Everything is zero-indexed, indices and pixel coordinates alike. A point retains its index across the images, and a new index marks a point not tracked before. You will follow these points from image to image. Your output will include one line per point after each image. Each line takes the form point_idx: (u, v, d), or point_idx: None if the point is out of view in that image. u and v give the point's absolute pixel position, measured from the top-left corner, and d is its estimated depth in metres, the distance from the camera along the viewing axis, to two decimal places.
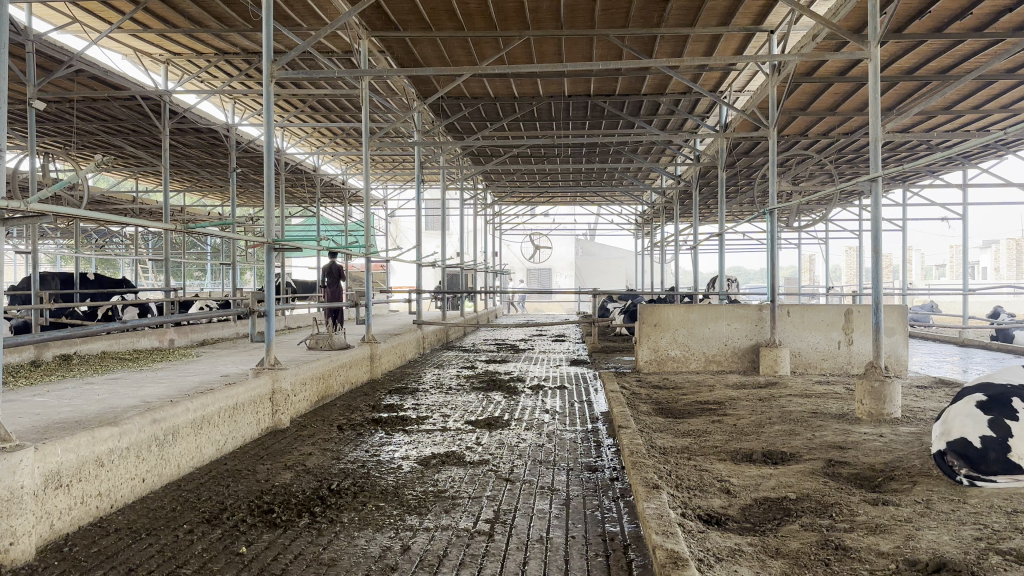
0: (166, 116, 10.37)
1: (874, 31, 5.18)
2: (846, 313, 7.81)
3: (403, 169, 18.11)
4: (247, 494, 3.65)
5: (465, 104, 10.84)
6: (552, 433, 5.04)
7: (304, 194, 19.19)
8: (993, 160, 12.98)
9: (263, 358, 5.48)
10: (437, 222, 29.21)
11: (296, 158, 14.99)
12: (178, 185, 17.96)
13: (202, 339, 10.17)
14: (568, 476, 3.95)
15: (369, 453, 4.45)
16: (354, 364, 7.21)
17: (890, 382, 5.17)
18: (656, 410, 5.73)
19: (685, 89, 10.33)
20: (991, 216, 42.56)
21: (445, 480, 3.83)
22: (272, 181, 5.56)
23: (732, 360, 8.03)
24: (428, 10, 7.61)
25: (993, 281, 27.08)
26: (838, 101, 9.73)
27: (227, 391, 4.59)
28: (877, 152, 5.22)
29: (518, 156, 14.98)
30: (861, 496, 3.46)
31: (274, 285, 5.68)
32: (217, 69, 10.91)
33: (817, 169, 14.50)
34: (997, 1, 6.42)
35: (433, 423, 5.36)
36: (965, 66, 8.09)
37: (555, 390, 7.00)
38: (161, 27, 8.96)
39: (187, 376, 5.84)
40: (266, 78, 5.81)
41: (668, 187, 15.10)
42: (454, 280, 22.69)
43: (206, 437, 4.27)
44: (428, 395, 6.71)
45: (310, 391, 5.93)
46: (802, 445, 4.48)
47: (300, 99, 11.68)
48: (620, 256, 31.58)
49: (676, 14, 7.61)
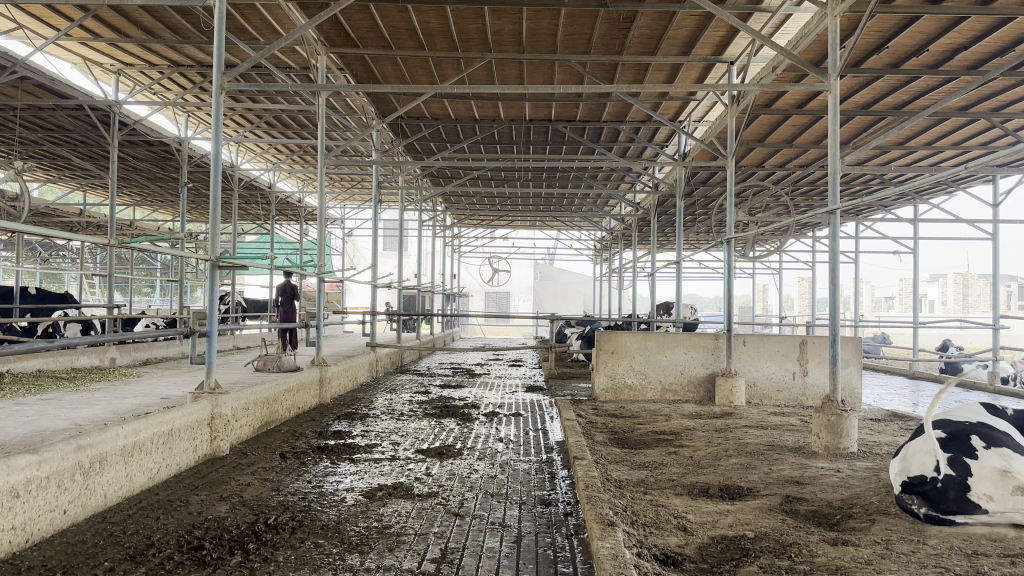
0: (115, 127, 10.06)
1: (834, 64, 5.19)
2: (800, 344, 7.80)
3: (362, 189, 17.93)
4: (176, 528, 3.41)
5: (425, 125, 10.72)
6: (505, 463, 4.89)
7: (258, 211, 18.87)
8: (942, 196, 13.28)
9: (203, 381, 5.21)
10: (395, 243, 29.06)
11: (250, 175, 14.72)
12: (127, 198, 17.47)
13: (145, 358, 9.82)
14: (520, 511, 3.79)
15: (311, 484, 4.24)
16: (301, 388, 6.97)
17: (846, 416, 5.13)
18: (611, 440, 5.61)
19: (646, 117, 10.36)
20: (940, 248, 43.77)
21: (390, 515, 3.64)
22: (218, 196, 5.29)
23: (688, 390, 7.95)
24: (388, 28, 7.49)
25: (939, 314, 27.73)
26: (796, 133, 9.85)
27: (162, 416, 4.35)
28: (836, 185, 5.19)
29: (477, 178, 14.90)
30: (820, 535, 3.36)
31: (217, 305, 5.40)
32: (171, 81, 10.63)
33: (773, 202, 14.71)
34: (953, 40, 6.53)
35: (381, 452, 5.17)
36: (919, 103, 8.24)
37: (509, 418, 6.84)
38: (112, 36, 8.71)
39: (124, 399, 5.57)
40: (217, 90, 5.58)
41: (628, 214, 15.16)
42: (411, 302, 22.45)
43: (136, 466, 4.02)
44: (378, 421, 6.49)
45: (252, 416, 5.68)
46: (759, 479, 4.40)
47: (255, 115, 11.44)
48: (577, 281, 31.70)
49: (637, 42, 7.61)
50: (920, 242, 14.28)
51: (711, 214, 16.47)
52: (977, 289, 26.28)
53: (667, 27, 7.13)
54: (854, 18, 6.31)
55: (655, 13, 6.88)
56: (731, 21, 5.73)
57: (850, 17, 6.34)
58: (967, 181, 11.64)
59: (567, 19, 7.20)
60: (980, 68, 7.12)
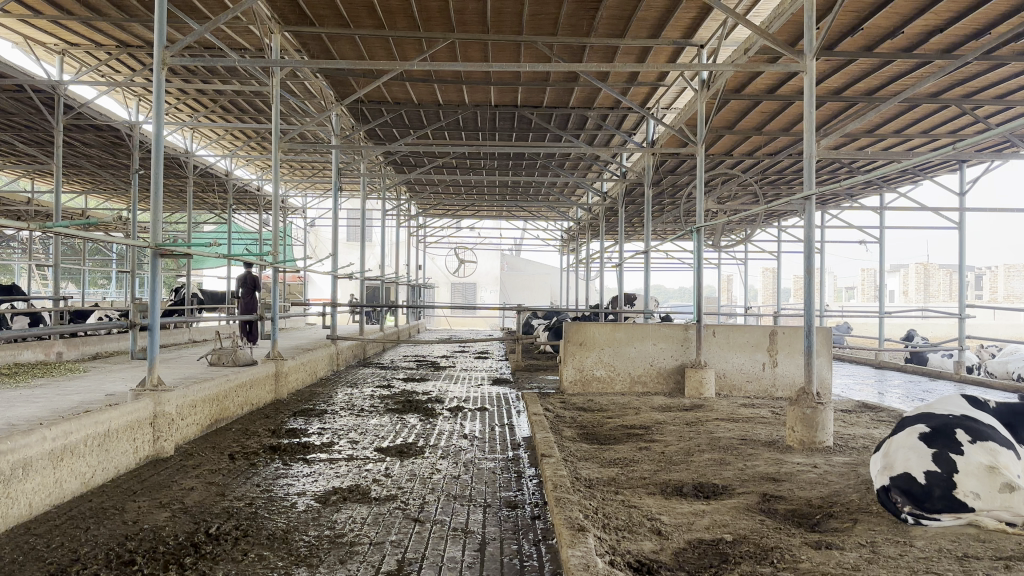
0: (60, 110, 9.59)
1: (810, 45, 4.99)
2: (770, 335, 7.67)
3: (322, 177, 17.53)
4: (107, 540, 3.11)
5: (386, 110, 10.39)
6: (469, 462, 4.65)
7: (214, 200, 18.33)
8: (908, 185, 13.26)
9: (144, 377, 4.84)
10: (358, 233, 28.66)
11: (204, 163, 14.24)
12: (76, 186, 16.85)
13: (94, 353, 9.37)
14: (485, 515, 3.55)
15: (260, 488, 3.95)
16: (254, 383, 6.65)
17: (822, 409, 4.97)
18: (580, 436, 5.39)
19: (614, 103, 10.15)
20: (901, 238, 44.44)
21: (344, 523, 3.37)
22: (159, 179, 4.92)
23: (658, 382, 7.77)
24: (346, 6, 7.16)
25: (901, 303, 28.03)
26: (765, 120, 9.71)
27: (97, 415, 4.03)
28: (811, 169, 4.99)
29: (442, 166, 14.59)
30: (802, 538, 3.17)
31: (160, 296, 5.02)
32: (120, 63, 10.17)
33: (741, 191, 14.62)
34: (929, 22, 6.39)
35: (337, 451, 4.88)
36: (891, 88, 8.14)
37: (474, 413, 6.60)
38: (53, 13, 8.25)
39: (65, 395, 5.22)
40: (158, 68, 5.21)
41: (594, 203, 14.95)
42: (374, 293, 22.12)
43: (66, 471, 3.69)
44: (336, 418, 6.20)
45: (199, 415, 5.34)
46: (734, 476, 4.20)
47: (209, 98, 11.01)
48: (544, 272, 31.51)
49: (606, 23, 7.39)
50: (885, 232, 14.30)
51: (678, 203, 16.36)
52: (938, 279, 26.53)
53: (636, 7, 6.91)
54: None
55: None
56: None
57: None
58: (934, 170, 11.58)
59: None
60: (954, 52, 7.02)
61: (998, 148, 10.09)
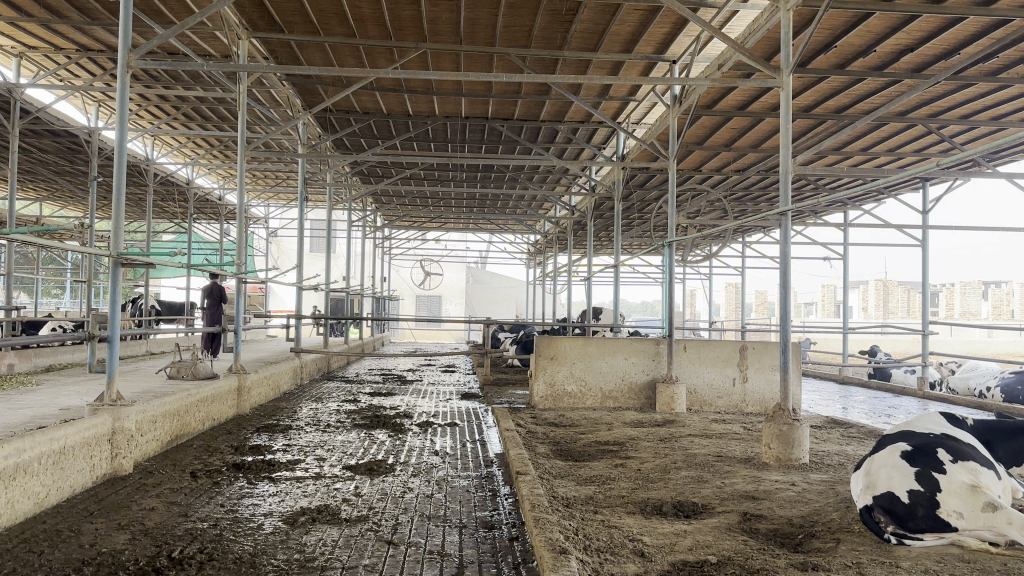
0: (16, 114, 9.29)
1: (787, 60, 4.98)
2: (740, 350, 7.67)
3: (287, 186, 17.29)
4: (62, 565, 2.92)
5: (355, 119, 10.24)
6: (442, 480, 4.52)
7: (175, 209, 17.96)
8: (872, 202, 13.46)
9: (103, 392, 4.63)
10: (323, 244, 28.35)
11: (165, 170, 13.94)
12: (31, 194, 16.39)
13: (47, 364, 9.04)
14: (461, 537, 3.44)
15: (225, 508, 3.78)
16: (216, 398, 6.43)
17: (798, 426, 4.94)
18: (553, 453, 5.29)
19: (585, 117, 10.14)
20: (860, 255, 45.31)
21: (314, 545, 3.23)
22: (120, 185, 4.73)
23: (629, 397, 7.72)
24: (316, 13, 7.04)
25: (862, 320, 28.44)
26: (735, 136, 9.78)
27: (53, 432, 3.82)
28: (787, 183, 4.96)
29: (410, 178, 14.46)
30: (787, 559, 3.10)
31: (120, 309, 4.80)
32: (80, 67, 9.90)
33: (708, 207, 14.70)
34: (900, 41, 6.47)
35: (304, 469, 4.72)
36: (860, 106, 8.23)
37: (444, 428, 6.46)
38: (12, 15, 8.00)
39: (17, 410, 4.98)
40: (122, 72, 5.01)
41: (562, 216, 14.92)
42: (338, 306, 21.82)
43: (19, 491, 3.49)
44: (301, 434, 6.01)
45: (159, 431, 5.12)
46: (713, 494, 4.14)
47: (172, 104, 10.76)
48: (510, 286, 31.44)
49: (580, 36, 7.37)
50: (848, 249, 14.46)
51: (646, 218, 16.40)
52: (898, 296, 26.96)
53: (611, 21, 6.90)
54: (805, 14, 6.20)
55: (600, 5, 6.64)
56: (680, 11, 5.48)
57: (802, 13, 6.22)
58: (899, 187, 11.75)
59: (507, 9, 6.89)
60: (924, 71, 7.13)
61: (961, 167, 10.27)
